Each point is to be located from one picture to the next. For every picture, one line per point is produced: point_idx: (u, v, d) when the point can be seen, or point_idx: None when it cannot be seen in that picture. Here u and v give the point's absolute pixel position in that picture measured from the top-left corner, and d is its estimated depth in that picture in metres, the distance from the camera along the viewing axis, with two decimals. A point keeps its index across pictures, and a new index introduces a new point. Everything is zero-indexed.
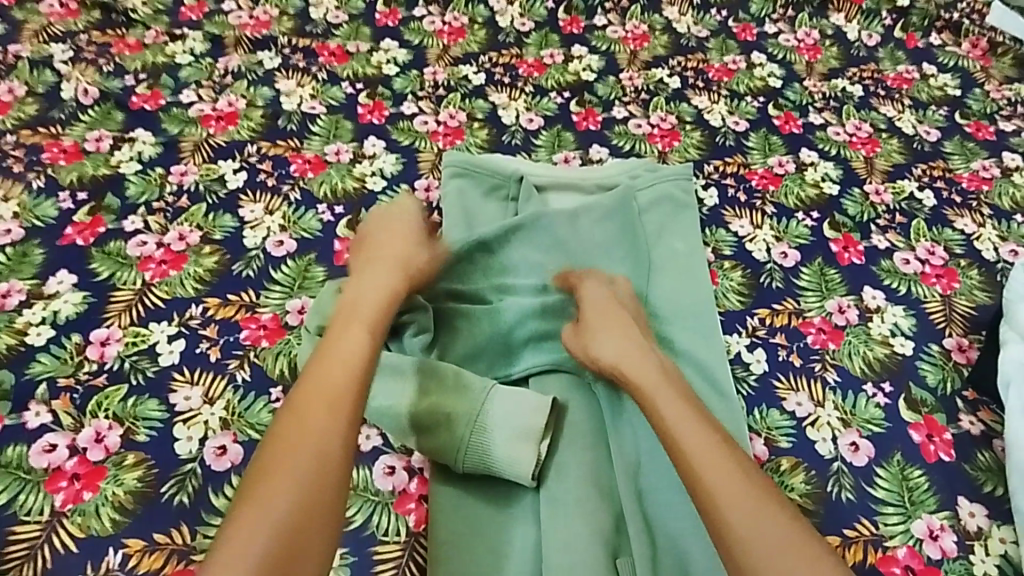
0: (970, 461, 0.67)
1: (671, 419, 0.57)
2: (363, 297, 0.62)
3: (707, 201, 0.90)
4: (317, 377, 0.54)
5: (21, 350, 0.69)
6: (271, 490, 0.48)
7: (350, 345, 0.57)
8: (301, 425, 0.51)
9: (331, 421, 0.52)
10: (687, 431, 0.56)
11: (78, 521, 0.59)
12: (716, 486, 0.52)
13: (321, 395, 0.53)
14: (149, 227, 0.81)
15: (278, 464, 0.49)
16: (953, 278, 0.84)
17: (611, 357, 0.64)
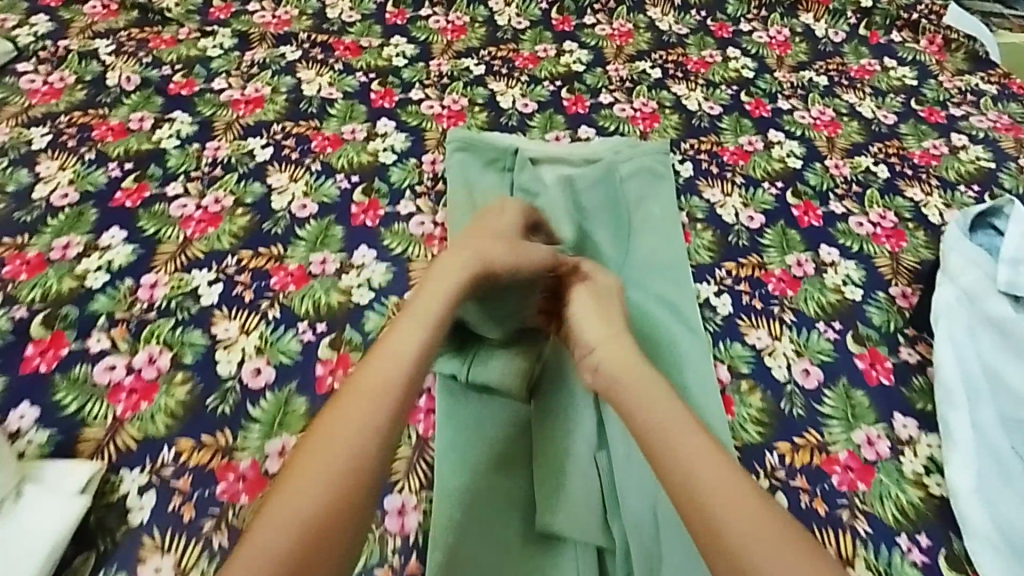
0: (906, 385, 0.78)
1: (669, 432, 0.60)
2: (432, 296, 0.67)
3: (683, 173, 1.01)
4: (359, 390, 0.60)
5: (81, 290, 0.79)
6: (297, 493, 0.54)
7: (392, 362, 0.62)
8: (337, 431, 0.57)
9: (363, 429, 0.58)
10: (685, 447, 0.59)
11: (137, 425, 0.69)
12: (720, 505, 0.55)
13: (361, 405, 0.59)
14: (188, 192, 0.91)
15: (309, 466, 0.56)
16: (902, 238, 0.94)
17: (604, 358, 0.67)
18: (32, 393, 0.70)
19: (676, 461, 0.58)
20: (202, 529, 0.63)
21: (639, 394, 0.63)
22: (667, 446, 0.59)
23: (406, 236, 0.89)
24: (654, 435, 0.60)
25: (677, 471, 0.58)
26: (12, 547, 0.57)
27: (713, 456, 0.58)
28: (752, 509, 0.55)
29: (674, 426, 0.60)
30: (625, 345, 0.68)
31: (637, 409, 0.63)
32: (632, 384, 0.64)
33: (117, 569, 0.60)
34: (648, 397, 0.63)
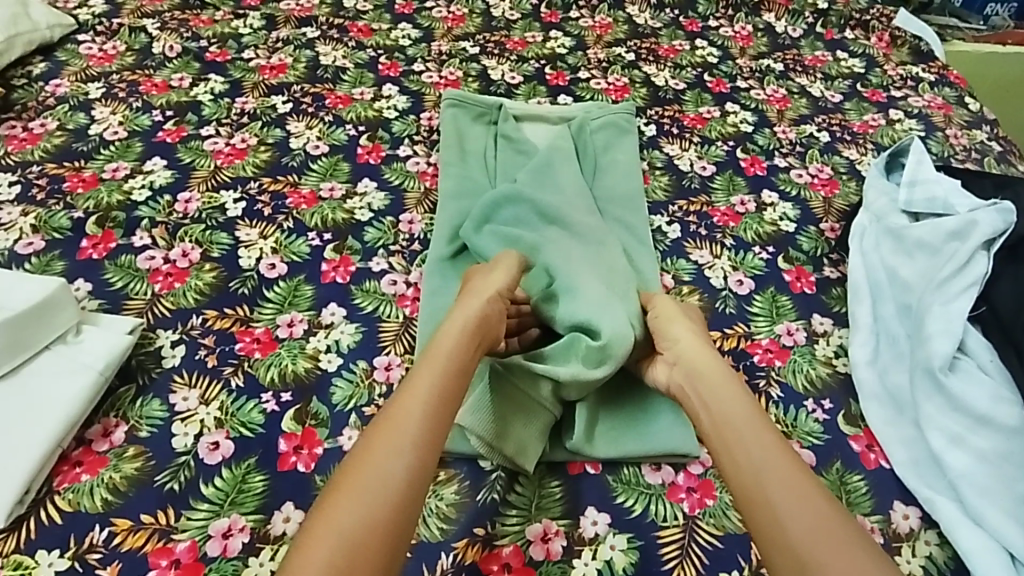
0: (827, 293, 0.90)
1: (740, 425, 0.64)
2: (441, 352, 0.67)
3: (647, 133, 1.15)
4: (390, 428, 0.60)
5: (128, 202, 0.94)
6: (334, 522, 0.54)
7: (420, 398, 0.63)
8: (372, 468, 0.57)
9: (393, 463, 0.58)
10: (754, 440, 0.62)
11: (171, 299, 0.83)
12: (786, 501, 0.58)
13: (387, 436, 0.60)
14: (219, 133, 1.07)
15: (351, 496, 0.55)
16: (834, 186, 1.08)
17: (683, 351, 0.72)
18: (87, 273, 0.85)
19: (747, 455, 0.62)
20: (223, 372, 0.76)
21: (718, 387, 0.68)
22: (738, 441, 0.63)
23: (403, 172, 1.04)
24: (726, 430, 0.64)
25: (749, 469, 0.61)
26: (73, 364, 0.70)
27: (784, 457, 0.61)
28: (823, 509, 0.57)
29: (749, 424, 0.64)
30: (707, 346, 0.72)
31: (712, 404, 0.67)
32: (712, 380, 0.68)
33: (153, 396, 0.73)
34: (726, 398, 0.67)
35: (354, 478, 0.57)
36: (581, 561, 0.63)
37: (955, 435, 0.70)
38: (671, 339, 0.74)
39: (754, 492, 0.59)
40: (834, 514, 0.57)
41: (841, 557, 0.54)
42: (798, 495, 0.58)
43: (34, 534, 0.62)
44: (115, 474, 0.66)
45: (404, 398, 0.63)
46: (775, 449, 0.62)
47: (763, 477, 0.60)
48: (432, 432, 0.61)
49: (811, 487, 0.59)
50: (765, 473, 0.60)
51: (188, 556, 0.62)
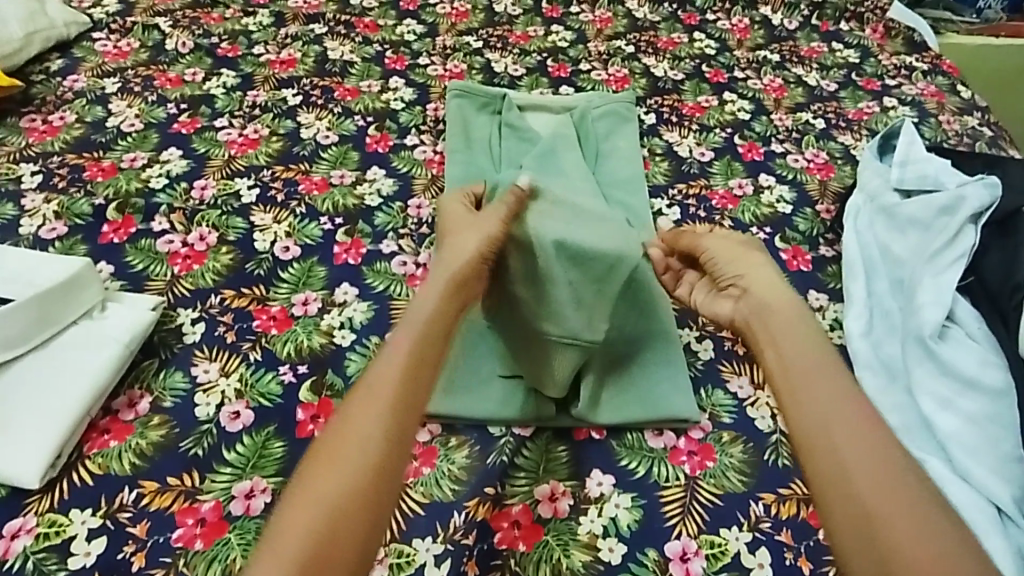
0: (822, 270, 0.93)
1: (814, 370, 0.63)
2: (417, 311, 0.66)
3: (647, 121, 1.18)
4: (367, 394, 0.59)
5: (146, 190, 0.97)
6: (315, 494, 0.54)
7: (393, 359, 0.61)
8: (347, 436, 0.57)
9: (365, 429, 0.57)
10: (822, 390, 0.61)
11: (190, 280, 0.86)
12: (857, 451, 0.57)
13: (366, 400, 0.59)
14: (232, 124, 1.10)
15: (326, 466, 0.55)
16: (830, 170, 1.11)
17: (759, 288, 0.71)
18: (110, 256, 0.89)
19: (814, 401, 0.61)
20: (242, 347, 0.79)
21: (790, 327, 0.67)
22: (805, 388, 0.62)
23: (411, 159, 1.07)
24: (795, 374, 0.63)
25: (814, 415, 0.60)
26: (99, 337, 0.73)
27: (857, 410, 0.59)
28: (892, 462, 0.56)
29: (818, 375, 0.62)
30: (782, 285, 0.71)
31: (784, 345, 0.66)
32: (784, 318, 0.68)
33: (175, 368, 0.76)
34: (801, 342, 0.65)
35: (334, 443, 0.56)
36: (587, 518, 0.66)
37: (946, 399, 0.73)
38: (735, 274, 0.74)
39: (824, 441, 0.58)
40: (907, 481, 0.55)
41: (900, 511, 0.53)
42: (865, 444, 0.57)
43: (67, 495, 0.65)
44: (141, 440, 0.70)
45: (381, 363, 0.62)
46: (847, 397, 0.61)
47: (833, 424, 0.59)
48: (407, 396, 0.60)
49: (880, 441, 0.58)
50: (837, 424, 0.59)
51: (213, 515, 0.65)
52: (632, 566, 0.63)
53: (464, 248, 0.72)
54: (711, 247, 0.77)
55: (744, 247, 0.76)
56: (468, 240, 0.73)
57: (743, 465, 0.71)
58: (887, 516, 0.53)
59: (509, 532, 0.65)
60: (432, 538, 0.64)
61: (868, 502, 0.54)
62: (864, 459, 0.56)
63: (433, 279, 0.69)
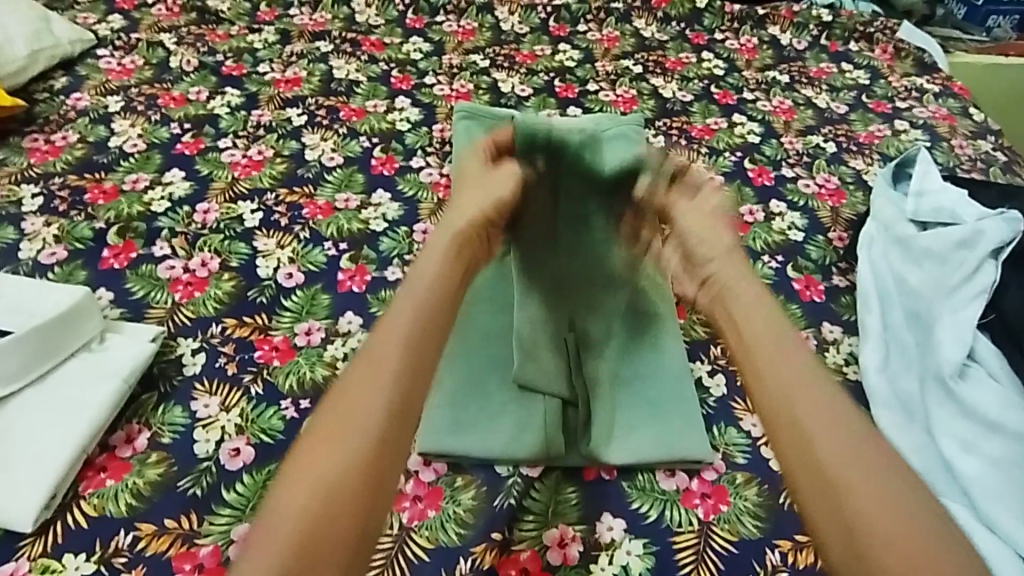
0: (836, 302, 0.91)
1: (782, 347, 0.62)
2: (415, 279, 0.65)
3: (656, 144, 1.16)
4: (365, 364, 0.58)
5: (148, 213, 0.96)
6: (313, 473, 0.52)
7: (393, 330, 0.60)
8: (347, 405, 0.56)
9: (369, 399, 0.56)
10: (790, 363, 0.61)
11: (191, 308, 0.84)
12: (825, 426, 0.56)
13: (365, 368, 0.58)
14: (236, 145, 1.09)
15: (325, 435, 0.54)
16: (842, 196, 1.09)
17: (722, 272, 0.71)
18: (110, 282, 0.87)
19: (781, 372, 0.60)
20: (243, 379, 0.77)
21: (753, 304, 0.67)
22: (773, 361, 0.61)
23: (417, 182, 1.06)
24: (766, 347, 0.63)
25: (778, 387, 0.60)
26: (98, 371, 0.71)
27: (824, 386, 0.59)
28: (863, 436, 0.56)
29: (791, 351, 0.62)
30: (743, 266, 0.71)
31: (748, 320, 0.66)
32: (748, 298, 0.68)
33: (175, 403, 0.74)
34: (761, 317, 0.65)
35: (331, 407, 0.56)
36: (598, 565, 0.64)
37: (967, 442, 0.72)
38: (707, 259, 0.74)
39: (788, 412, 0.58)
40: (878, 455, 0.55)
41: (869, 484, 0.53)
42: (828, 416, 0.57)
43: (62, 538, 0.64)
44: (139, 479, 0.68)
45: (380, 336, 0.60)
46: (810, 371, 0.60)
47: (796, 396, 0.59)
48: (412, 368, 0.59)
49: (852, 416, 0.57)
50: (802, 395, 0.59)
51: (212, 560, 0.63)
52: None
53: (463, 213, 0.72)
54: (681, 218, 0.78)
55: (716, 220, 0.77)
56: (466, 203, 0.74)
57: (758, 509, 0.69)
58: (854, 490, 0.53)
59: None
60: None
61: (834, 474, 0.54)
62: (828, 431, 0.56)
63: (432, 249, 0.68)
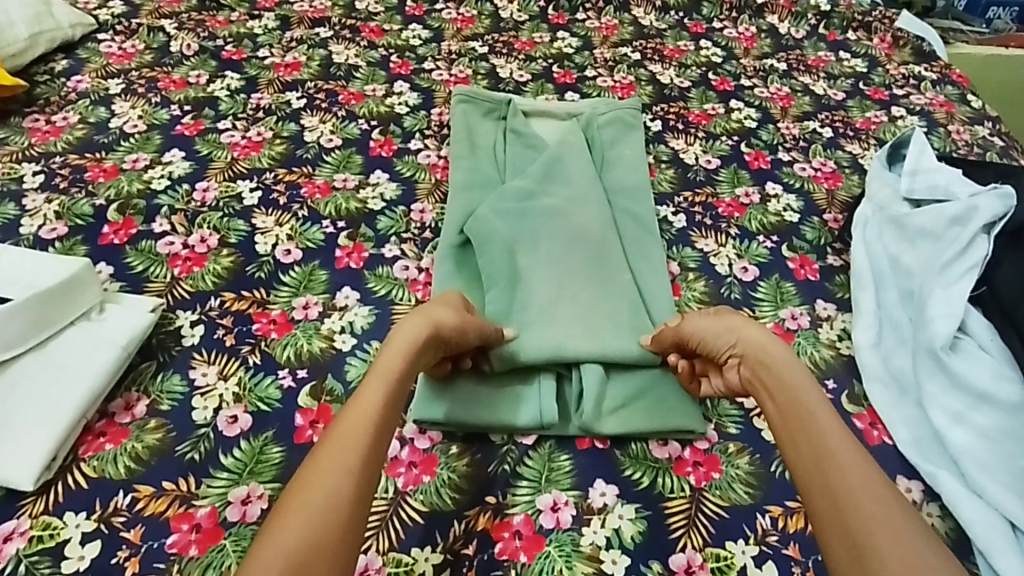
0: (831, 280, 0.92)
1: (814, 407, 0.63)
2: (394, 352, 0.65)
3: (653, 128, 1.17)
4: (338, 439, 0.56)
5: (148, 191, 0.97)
6: (317, 488, 0.52)
7: (368, 408, 0.60)
8: (320, 477, 0.53)
9: (337, 474, 0.54)
10: (826, 424, 0.62)
11: (190, 283, 0.85)
12: (855, 485, 0.57)
13: (342, 442, 0.56)
14: (235, 127, 1.10)
15: (300, 509, 0.51)
16: (838, 179, 1.10)
17: (747, 337, 0.71)
18: (110, 257, 0.88)
19: (815, 433, 0.61)
20: (241, 351, 0.78)
21: (785, 372, 0.67)
22: (810, 424, 0.62)
23: (415, 164, 1.06)
24: (796, 413, 0.64)
25: (810, 451, 0.61)
26: (98, 338, 0.72)
27: (856, 450, 0.60)
28: (892, 501, 0.56)
29: (821, 413, 0.63)
30: (765, 330, 0.71)
31: (780, 385, 0.66)
32: (778, 363, 0.68)
33: (173, 372, 0.75)
34: (798, 382, 0.66)
35: (312, 478, 0.53)
36: (590, 529, 0.65)
37: (957, 412, 0.72)
38: (731, 342, 0.71)
39: (821, 474, 0.59)
40: (904, 516, 0.55)
41: (897, 546, 0.52)
42: (862, 479, 0.57)
43: (62, 498, 0.64)
44: (137, 444, 0.68)
45: (371, 379, 0.63)
46: (844, 434, 0.61)
47: (827, 456, 0.59)
48: (378, 449, 0.58)
49: (881, 480, 0.57)
50: (832, 457, 0.59)
51: (209, 521, 0.63)
52: None
53: (431, 319, 0.68)
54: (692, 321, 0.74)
55: (732, 315, 0.74)
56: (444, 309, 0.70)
57: (750, 477, 0.69)
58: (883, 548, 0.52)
59: (510, 543, 0.63)
60: (431, 548, 0.63)
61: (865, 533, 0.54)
62: (861, 489, 0.56)
63: (403, 331, 0.67)
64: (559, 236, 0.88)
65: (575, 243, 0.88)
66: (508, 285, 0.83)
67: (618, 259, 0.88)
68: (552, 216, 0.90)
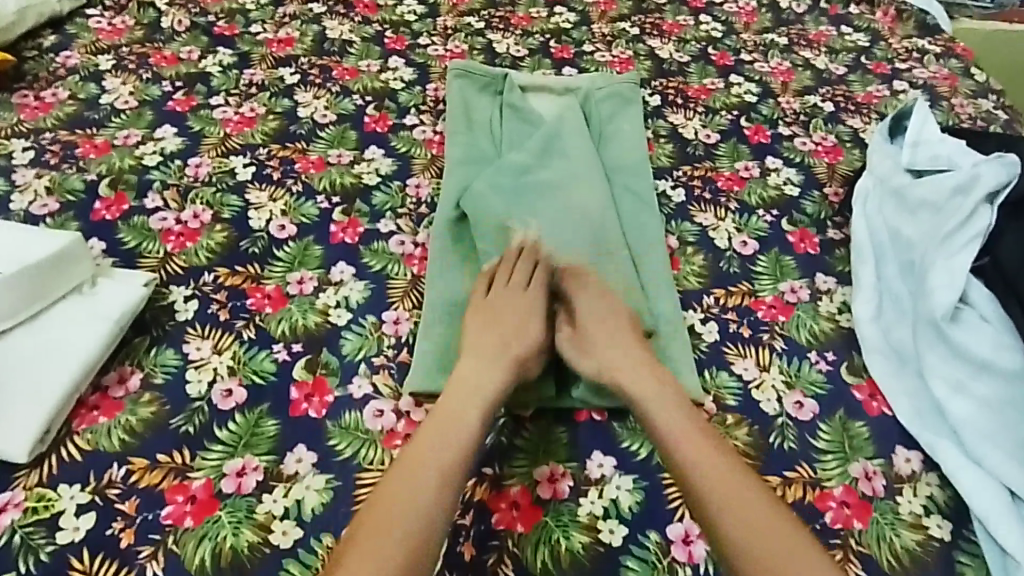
0: (831, 254, 0.91)
1: (658, 421, 0.66)
2: (483, 379, 0.69)
3: (651, 103, 1.15)
4: (422, 464, 0.61)
5: (140, 167, 0.96)
6: (404, 512, 0.58)
7: (462, 434, 0.64)
8: (404, 501, 0.59)
9: (426, 499, 0.59)
10: (671, 435, 0.65)
11: (184, 258, 0.84)
12: (714, 499, 0.60)
13: (430, 468, 0.61)
14: (228, 103, 1.08)
15: (382, 532, 0.57)
16: (839, 154, 1.09)
17: (611, 353, 0.72)
18: (102, 233, 0.87)
19: (670, 449, 0.64)
20: (235, 326, 0.77)
21: (635, 383, 0.69)
22: (665, 439, 0.65)
23: (410, 140, 1.05)
24: (651, 429, 0.66)
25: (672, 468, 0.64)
26: (90, 312, 0.71)
27: (710, 456, 0.63)
28: (747, 507, 0.60)
29: (665, 424, 0.66)
30: (613, 340, 0.73)
31: (638, 399, 0.69)
32: (625, 376, 0.70)
33: (167, 346, 0.74)
34: (643, 395, 0.68)
35: (399, 503, 0.59)
36: (588, 499, 0.64)
37: (958, 383, 0.72)
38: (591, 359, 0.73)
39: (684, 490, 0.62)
40: (760, 521, 0.59)
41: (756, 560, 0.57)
42: (720, 490, 0.61)
43: (55, 470, 0.64)
44: (132, 417, 0.68)
45: (463, 401, 0.67)
46: (696, 440, 0.64)
47: (688, 471, 0.62)
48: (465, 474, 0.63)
49: (737, 485, 0.61)
50: (690, 471, 0.62)
51: (204, 493, 0.63)
52: (634, 549, 0.62)
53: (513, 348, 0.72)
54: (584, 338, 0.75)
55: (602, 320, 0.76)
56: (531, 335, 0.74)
57: (748, 448, 0.70)
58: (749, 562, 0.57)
59: (507, 513, 0.63)
60: None
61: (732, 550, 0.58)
62: (718, 502, 0.60)
63: (495, 357, 0.71)
64: (556, 208, 0.86)
65: (572, 214, 0.86)
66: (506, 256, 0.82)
67: (616, 231, 0.86)
68: (549, 188, 0.88)
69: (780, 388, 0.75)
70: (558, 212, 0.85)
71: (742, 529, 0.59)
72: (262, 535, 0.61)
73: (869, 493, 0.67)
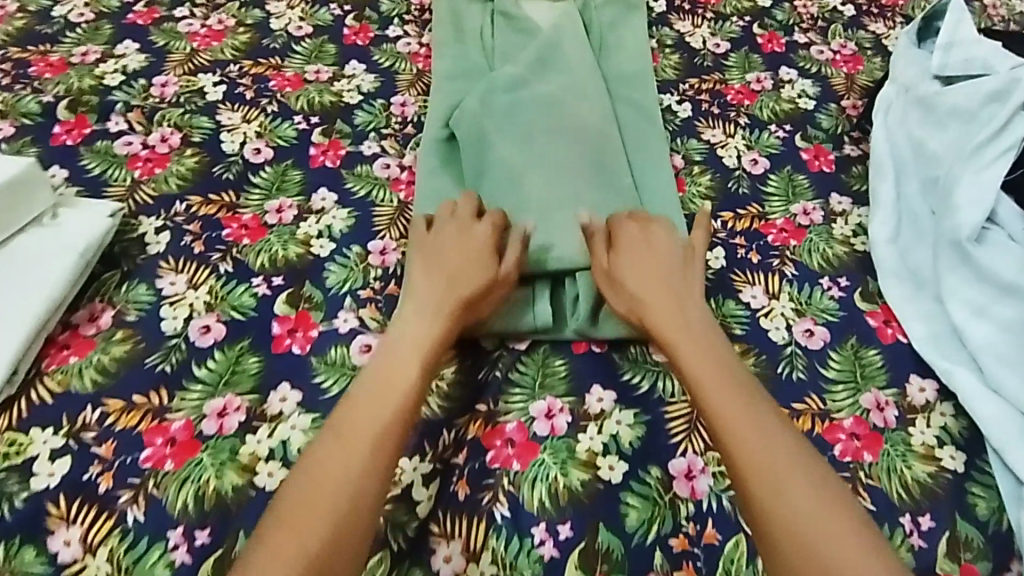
0: (846, 172, 0.85)
1: (695, 358, 0.61)
2: (435, 319, 0.62)
3: (656, 9, 1.05)
4: (361, 422, 0.56)
5: (101, 87, 0.88)
6: (346, 473, 0.53)
7: (406, 384, 0.58)
8: (346, 460, 0.54)
9: (366, 458, 0.54)
10: (707, 374, 0.59)
11: (153, 186, 0.78)
12: (746, 445, 0.56)
13: (378, 422, 0.56)
14: (194, 14, 0.98)
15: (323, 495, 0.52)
16: (858, 63, 1.00)
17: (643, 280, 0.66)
18: (64, 159, 0.81)
19: (705, 387, 0.59)
20: (211, 258, 0.72)
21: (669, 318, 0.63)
22: (701, 377, 0.60)
23: (394, 53, 0.96)
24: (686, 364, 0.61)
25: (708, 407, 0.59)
26: (52, 245, 0.66)
27: (743, 400, 0.58)
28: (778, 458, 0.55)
29: (703, 363, 0.60)
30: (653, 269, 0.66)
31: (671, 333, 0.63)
32: (659, 309, 0.64)
33: (139, 280, 0.70)
34: (680, 331, 0.62)
35: (343, 461, 0.53)
36: (586, 435, 0.62)
37: (978, 306, 0.68)
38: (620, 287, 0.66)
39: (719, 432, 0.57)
40: (790, 475, 0.54)
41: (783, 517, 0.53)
42: (751, 437, 0.56)
43: (27, 413, 0.61)
44: (104, 356, 0.64)
45: (405, 350, 0.61)
46: (731, 382, 0.59)
47: (722, 412, 0.58)
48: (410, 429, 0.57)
49: (773, 433, 0.56)
50: (724, 413, 0.57)
51: (184, 434, 0.60)
52: (634, 485, 0.59)
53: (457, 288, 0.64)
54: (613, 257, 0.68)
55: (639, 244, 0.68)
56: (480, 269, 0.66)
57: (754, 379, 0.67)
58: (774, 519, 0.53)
59: (502, 450, 0.61)
60: (420, 457, 0.60)
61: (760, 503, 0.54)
62: (751, 451, 0.55)
63: (438, 298, 0.64)
64: (556, 128, 0.79)
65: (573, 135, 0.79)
66: (500, 180, 0.76)
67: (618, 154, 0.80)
68: (547, 104, 0.81)
69: (790, 316, 0.71)
70: (558, 133, 0.79)
71: (772, 482, 0.54)
72: (247, 476, 0.59)
73: (881, 424, 0.65)
